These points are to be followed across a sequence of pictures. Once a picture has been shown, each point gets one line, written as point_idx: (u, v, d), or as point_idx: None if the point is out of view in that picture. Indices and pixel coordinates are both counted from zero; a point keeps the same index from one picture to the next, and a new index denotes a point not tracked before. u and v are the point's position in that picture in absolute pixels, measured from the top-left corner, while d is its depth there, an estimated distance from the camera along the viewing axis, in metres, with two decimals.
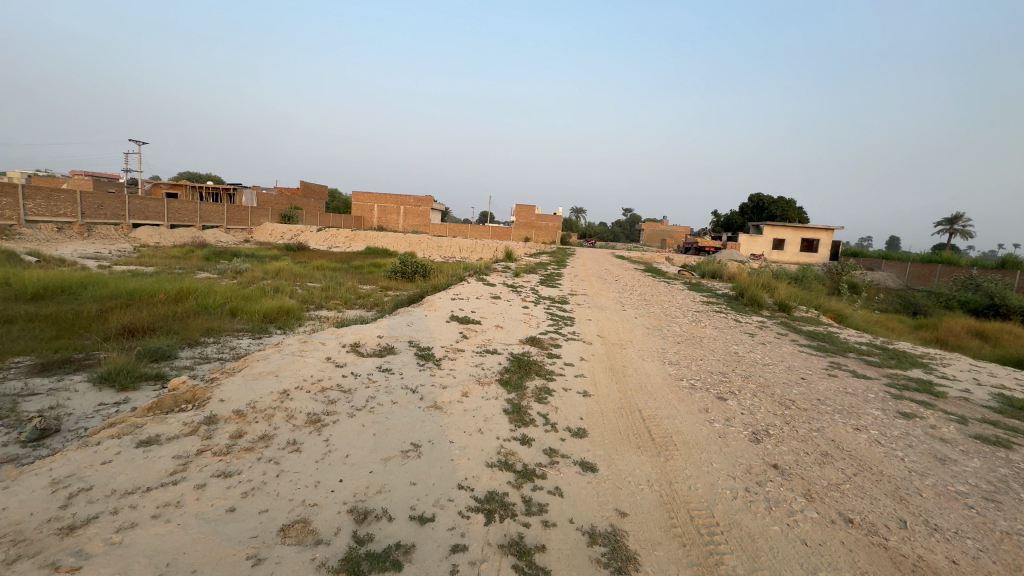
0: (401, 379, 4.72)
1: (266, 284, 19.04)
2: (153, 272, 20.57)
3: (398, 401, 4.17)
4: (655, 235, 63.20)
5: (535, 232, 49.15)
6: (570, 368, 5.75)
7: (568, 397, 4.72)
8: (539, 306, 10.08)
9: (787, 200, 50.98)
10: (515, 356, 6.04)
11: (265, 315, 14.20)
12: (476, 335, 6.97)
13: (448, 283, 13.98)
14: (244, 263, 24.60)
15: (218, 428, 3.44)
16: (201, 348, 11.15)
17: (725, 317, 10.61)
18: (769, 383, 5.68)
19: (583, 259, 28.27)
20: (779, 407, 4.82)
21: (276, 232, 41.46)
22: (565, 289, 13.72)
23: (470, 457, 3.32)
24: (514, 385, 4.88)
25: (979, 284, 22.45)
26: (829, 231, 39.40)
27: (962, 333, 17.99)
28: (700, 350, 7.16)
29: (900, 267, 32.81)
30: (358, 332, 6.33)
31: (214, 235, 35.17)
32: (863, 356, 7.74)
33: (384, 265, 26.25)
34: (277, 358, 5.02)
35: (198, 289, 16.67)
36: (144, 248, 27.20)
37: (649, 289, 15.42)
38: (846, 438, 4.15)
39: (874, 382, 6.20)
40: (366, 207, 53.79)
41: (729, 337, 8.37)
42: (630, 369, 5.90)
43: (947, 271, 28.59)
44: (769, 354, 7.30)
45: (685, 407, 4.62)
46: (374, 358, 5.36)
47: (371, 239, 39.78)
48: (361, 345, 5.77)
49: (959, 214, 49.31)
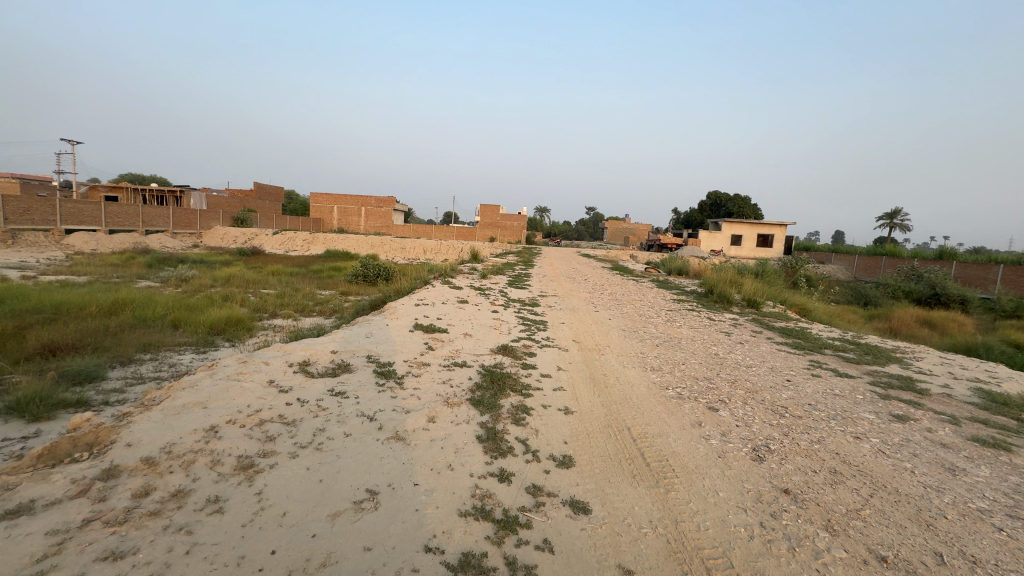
0: (356, 405, 4.08)
1: (214, 293, 17.68)
2: (86, 281, 18.80)
3: (352, 434, 3.54)
4: (618, 233, 64.00)
5: (500, 232, 48.73)
6: (548, 380, 5.23)
7: (548, 416, 4.20)
8: (509, 310, 9.57)
9: (742, 198, 52.61)
10: (487, 368, 5.48)
11: (212, 327, 13.07)
12: (443, 345, 6.35)
13: (412, 286, 13.28)
14: (189, 269, 22.89)
15: (117, 486, 2.73)
16: (135, 367, 9.98)
17: (697, 315, 10.42)
18: (757, 388, 5.35)
19: (550, 259, 28.04)
20: (774, 415, 4.47)
21: (227, 236, 39.25)
22: (535, 290, 13.30)
23: (439, 505, 2.75)
24: (488, 404, 4.32)
25: (922, 274, 23.55)
26: (783, 227, 40.84)
27: (912, 322, 18.70)
28: (680, 353, 6.82)
29: (848, 260, 34.21)
30: (308, 348, 5.60)
31: (159, 240, 32.82)
32: (840, 353, 7.59)
33: (344, 269, 25.14)
34: (208, 385, 4.26)
35: (137, 299, 15.28)
36: (77, 255, 24.97)
37: (619, 288, 15.21)
38: (851, 451, 3.82)
39: (858, 381, 6.01)
40: (325, 209, 51.90)
41: (707, 338, 8.08)
42: (612, 378, 5.44)
43: (891, 263, 30.00)
44: (750, 355, 7.03)
45: (677, 422, 4.19)
46: (326, 379, 4.68)
47: (331, 241, 38.26)
48: (311, 364, 5.07)
49: (898, 209, 52.25)
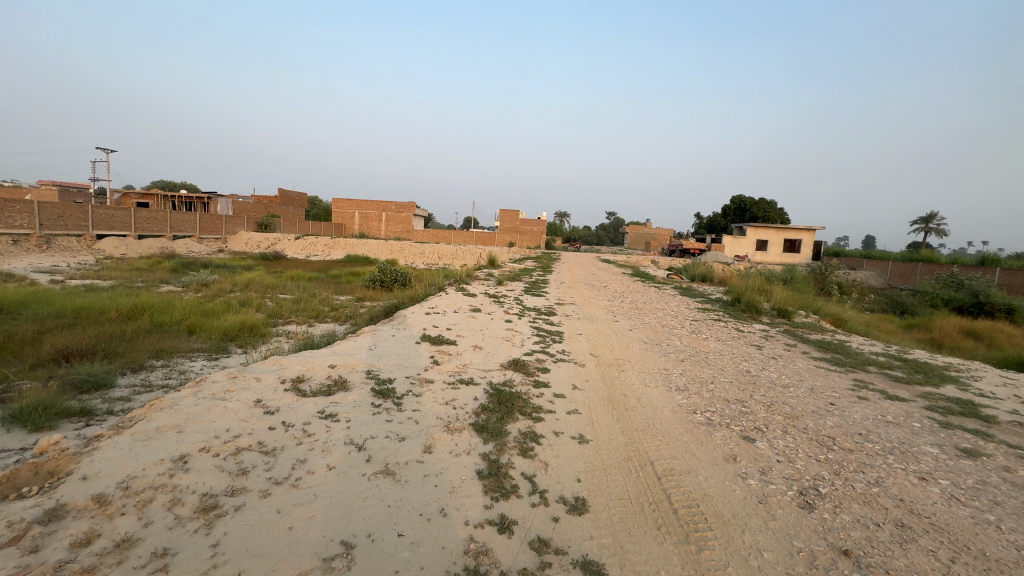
0: (346, 431, 3.67)
1: (232, 298, 17.72)
2: (110, 286, 19.04)
3: (336, 466, 3.13)
4: (639, 238, 63.00)
5: (519, 237, 48.38)
6: (561, 401, 4.75)
7: (560, 446, 3.73)
8: (523, 319, 9.12)
9: (767, 201, 51.09)
10: (495, 387, 5.03)
11: (226, 333, 12.96)
12: (450, 359, 5.92)
13: (426, 293, 12.95)
14: (211, 274, 23.15)
15: (56, 532, 2.36)
16: (144, 374, 9.84)
17: (724, 326, 9.79)
18: (797, 413, 4.76)
19: (569, 264, 27.56)
20: (820, 449, 3.90)
21: (251, 241, 39.85)
22: (552, 297, 12.82)
23: (423, 566, 2.31)
24: (492, 431, 3.87)
25: (963, 282, 22.19)
26: (811, 231, 39.40)
27: (955, 333, 17.49)
28: (708, 370, 6.26)
29: (881, 266, 32.66)
30: (305, 362, 5.24)
31: (185, 245, 33.49)
32: (886, 371, 6.90)
33: (362, 275, 25.08)
34: (189, 405, 3.90)
35: (156, 304, 15.37)
36: (106, 260, 25.54)
37: (640, 295, 14.63)
38: (917, 497, 3.25)
39: (913, 405, 5.35)
40: (346, 214, 52.44)
41: (736, 352, 7.48)
42: (632, 399, 4.93)
43: (928, 270, 28.49)
44: (785, 373, 6.40)
45: (707, 456, 3.66)
46: (318, 399, 4.29)
47: (350, 247, 38.46)
48: (305, 381, 4.70)
49: (933, 213, 49.88)
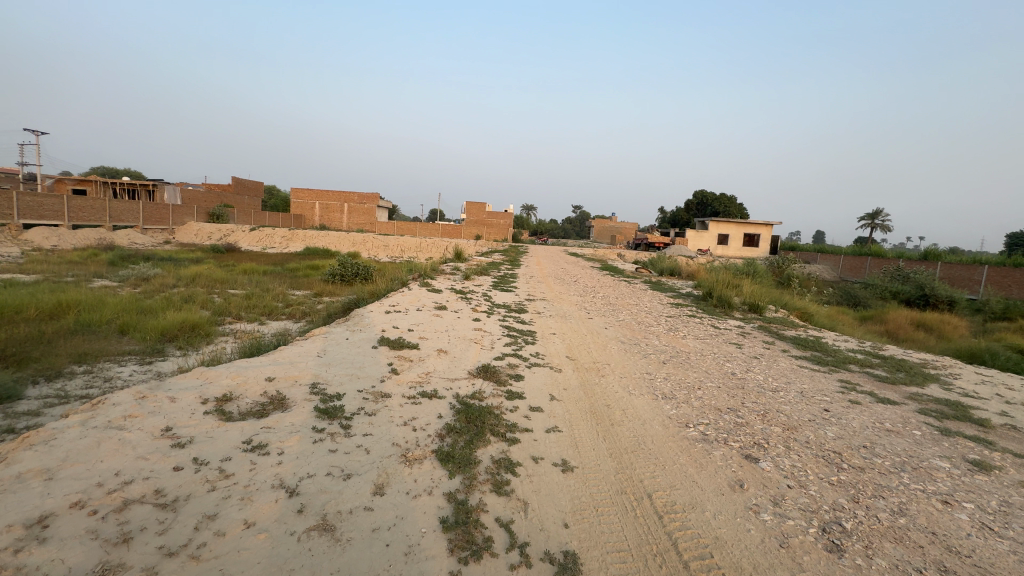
0: (276, 467, 2.95)
1: (175, 294, 16.21)
2: (34, 281, 17.15)
3: (256, 522, 2.43)
4: (605, 232, 63.40)
5: (486, 229, 47.64)
6: (538, 417, 4.16)
7: (540, 477, 3.13)
8: (492, 317, 8.50)
9: (728, 197, 52.27)
10: (462, 400, 4.37)
11: (164, 333, 11.73)
12: (411, 367, 5.23)
13: (389, 288, 12.12)
14: (153, 267, 21.26)
15: None
16: (61, 383, 8.59)
17: (699, 322, 9.50)
18: (795, 424, 4.34)
19: (537, 258, 27.20)
20: (831, 468, 3.48)
21: (202, 232, 37.37)
22: (522, 293, 12.27)
23: None
24: (461, 459, 3.24)
25: (910, 275, 23.12)
26: (769, 226, 40.48)
27: (907, 325, 18.07)
28: (693, 373, 5.84)
29: (834, 260, 33.77)
30: (236, 375, 4.43)
31: (127, 236, 30.91)
32: (867, 370, 6.68)
33: (321, 268, 23.80)
34: (71, 440, 3.06)
35: (86, 301, 13.85)
36: (34, 251, 23.14)
37: (612, 290, 14.28)
38: (948, 527, 2.84)
39: (905, 409, 5.08)
40: (306, 204, 50.21)
41: (718, 352, 7.09)
42: (618, 412, 4.39)
43: (877, 264, 29.63)
44: (771, 375, 6.03)
45: (710, 484, 3.16)
46: (247, 423, 3.53)
47: (309, 239, 36.68)
48: (233, 400, 3.91)
49: (879, 210, 52.29)
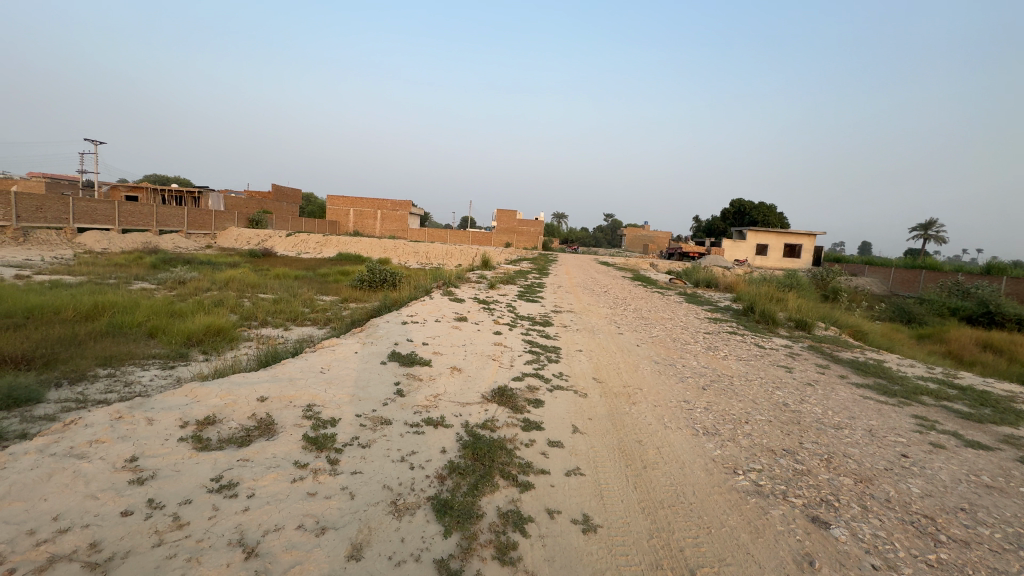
0: (238, 517, 2.48)
1: (207, 297, 16.39)
2: (78, 282, 17.74)
3: None
4: (636, 241, 61.99)
5: (516, 237, 47.25)
6: (558, 454, 3.58)
7: (555, 540, 2.56)
8: (515, 331, 7.94)
9: (767, 205, 50.11)
10: (471, 431, 3.84)
11: (189, 338, 11.70)
12: (419, 388, 4.73)
13: (412, 296, 11.77)
14: (190, 271, 21.76)
15: None
16: (82, 387, 8.51)
17: (742, 341, 8.67)
18: (870, 475, 3.58)
19: (566, 266, 26.58)
20: (929, 543, 2.75)
21: (241, 237, 38.48)
22: (549, 304, 11.69)
23: None
24: (461, 512, 2.70)
25: (971, 291, 21.21)
26: (812, 236, 38.45)
27: (973, 346, 16.40)
28: (739, 403, 5.12)
29: (883, 273, 31.57)
30: (227, 394, 4.04)
31: (172, 240, 32.06)
32: (945, 404, 5.75)
33: (350, 274, 23.87)
34: (20, 471, 2.69)
35: (121, 304, 14.11)
36: (85, 254, 24.19)
37: (645, 302, 13.51)
38: None
39: (1004, 457, 4.22)
40: (341, 211, 51.21)
41: (765, 377, 6.29)
42: (651, 451, 3.75)
43: (932, 278, 27.48)
44: (831, 407, 5.22)
45: (772, 560, 2.51)
46: (223, 454, 3.10)
47: (342, 244, 37.24)
48: (215, 425, 3.48)
49: (933, 219, 48.96)
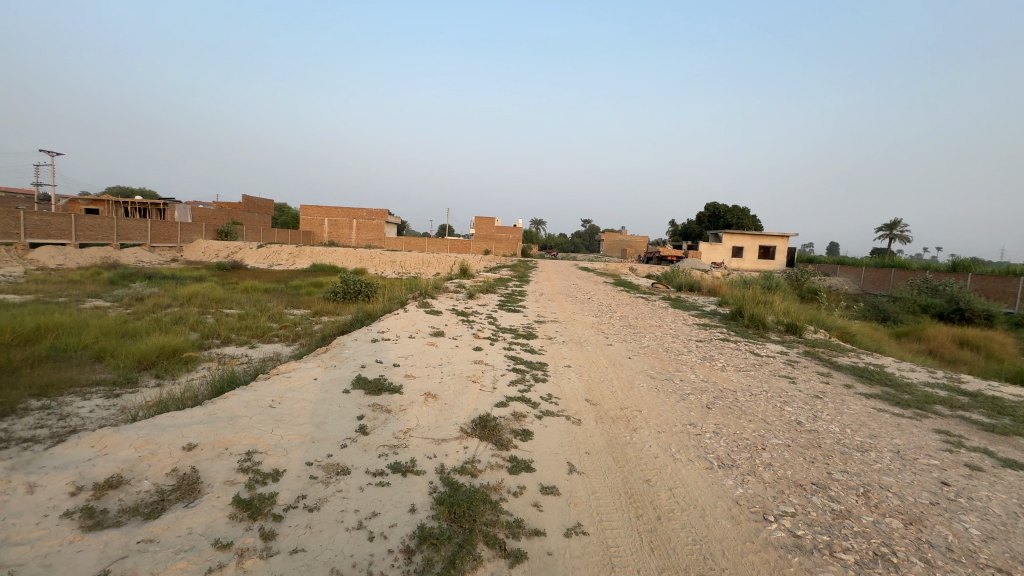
0: None
1: (166, 315, 15.24)
2: (22, 302, 16.34)
3: None
4: (614, 246, 62.11)
5: (494, 244, 46.68)
6: (553, 505, 2.94)
7: None
8: (496, 346, 7.27)
9: (740, 208, 50.77)
10: (447, 478, 3.17)
11: (141, 360, 10.66)
12: (386, 422, 4.03)
13: (387, 308, 11.02)
14: (150, 286, 20.44)
15: None
16: (9, 421, 7.49)
17: (736, 349, 8.23)
18: (917, 514, 3.06)
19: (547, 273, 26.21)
20: None
21: (209, 250, 36.84)
22: (531, 313, 11.09)
23: None
24: None
25: (940, 288, 21.48)
26: (785, 238, 38.99)
27: (950, 342, 16.43)
28: (751, 424, 4.57)
29: (854, 272, 32.08)
30: (145, 442, 3.27)
31: (133, 254, 30.32)
32: (961, 415, 5.34)
33: (322, 286, 22.84)
34: None
35: (68, 325, 12.90)
36: (36, 270, 22.53)
37: (630, 308, 13.04)
38: None
39: None
40: (314, 221, 49.80)
41: (770, 390, 5.80)
42: (665, 496, 3.13)
43: (902, 275, 27.93)
44: (849, 425, 4.72)
45: None
46: (120, 534, 2.36)
47: (315, 255, 36.05)
48: (116, 491, 2.71)
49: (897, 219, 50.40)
